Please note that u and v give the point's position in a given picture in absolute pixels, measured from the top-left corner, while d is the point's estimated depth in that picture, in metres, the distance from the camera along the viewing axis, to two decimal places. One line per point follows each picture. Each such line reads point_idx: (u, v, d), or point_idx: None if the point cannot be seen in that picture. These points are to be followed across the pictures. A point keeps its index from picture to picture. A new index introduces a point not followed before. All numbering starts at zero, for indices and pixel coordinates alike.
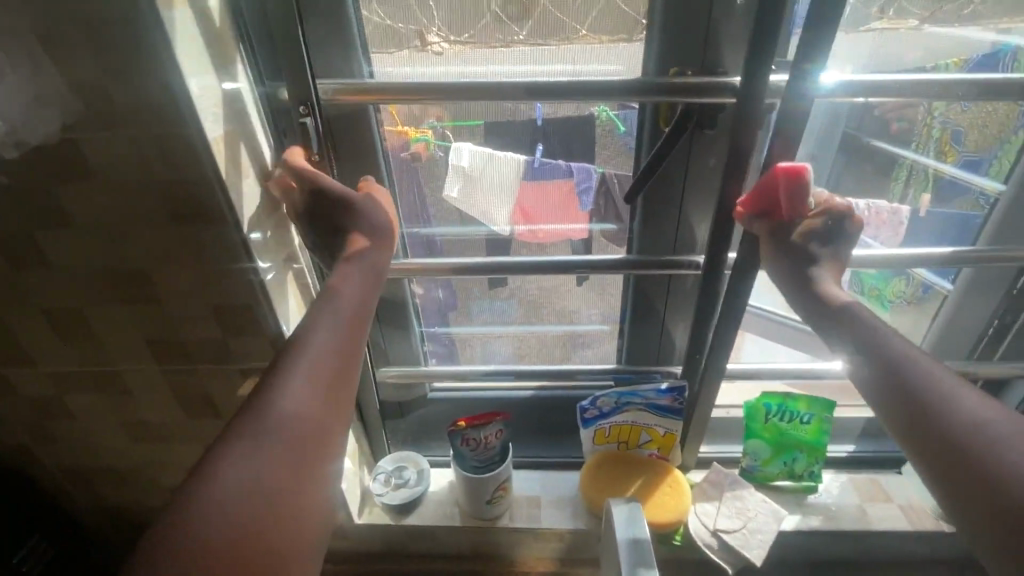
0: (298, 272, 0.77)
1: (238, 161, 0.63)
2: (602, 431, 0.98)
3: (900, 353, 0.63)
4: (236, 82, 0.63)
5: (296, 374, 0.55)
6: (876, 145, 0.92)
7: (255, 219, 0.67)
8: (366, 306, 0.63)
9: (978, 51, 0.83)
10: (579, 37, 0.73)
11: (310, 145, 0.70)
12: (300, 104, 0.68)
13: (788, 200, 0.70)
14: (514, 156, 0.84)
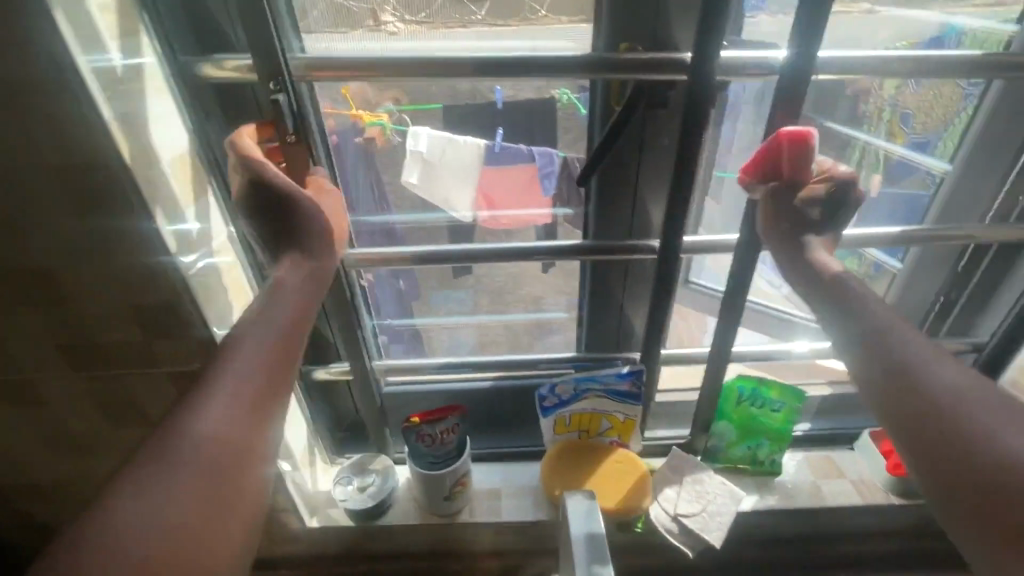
0: (229, 267, 0.71)
1: (146, 144, 0.57)
2: (563, 419, 0.96)
3: (880, 323, 0.62)
4: (140, 58, 0.57)
5: (223, 385, 0.50)
6: (832, 127, 0.95)
7: (171, 209, 0.60)
8: (306, 309, 0.59)
9: (925, 34, 0.84)
10: (540, 18, 0.72)
11: (282, 121, 0.62)
12: (268, 79, 0.61)
13: (790, 164, 0.66)
14: (475, 140, 0.82)
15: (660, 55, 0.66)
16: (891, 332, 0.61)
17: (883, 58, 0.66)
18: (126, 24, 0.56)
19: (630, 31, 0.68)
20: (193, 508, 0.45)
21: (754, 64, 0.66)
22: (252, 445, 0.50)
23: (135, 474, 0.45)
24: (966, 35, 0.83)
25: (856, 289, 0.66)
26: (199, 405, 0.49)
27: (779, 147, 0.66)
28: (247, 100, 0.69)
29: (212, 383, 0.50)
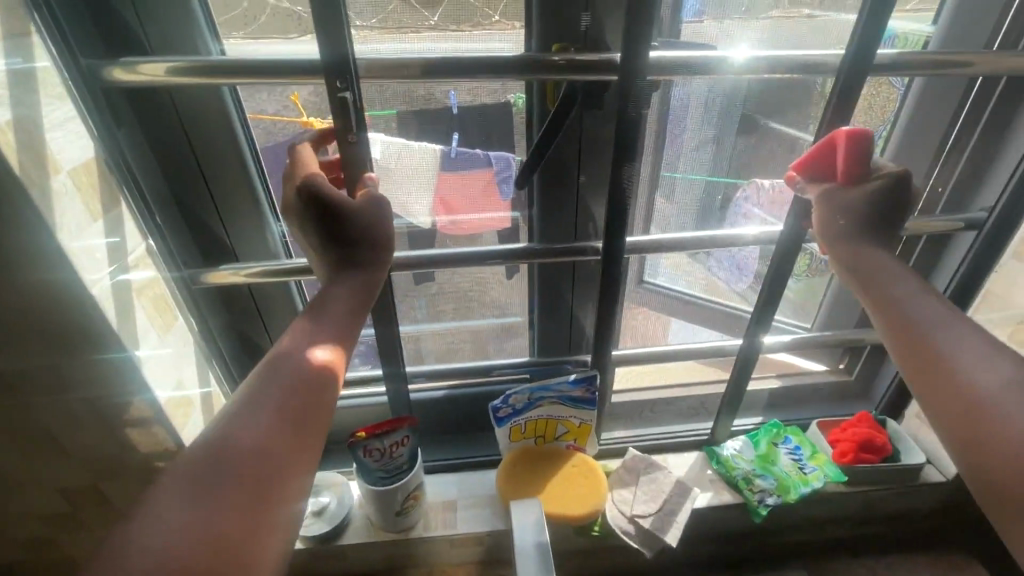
0: (147, 282, 0.67)
1: (43, 154, 0.53)
2: (518, 427, 0.95)
3: (908, 299, 0.61)
4: (31, 61, 0.53)
5: (271, 397, 0.50)
6: (770, 126, 0.89)
7: (76, 223, 0.56)
8: (353, 323, 0.58)
9: None
10: (492, 23, 0.70)
11: (348, 122, 0.63)
12: (336, 78, 0.60)
13: (845, 162, 0.68)
14: (430, 146, 0.78)
15: (594, 56, 0.65)
16: (919, 308, 0.60)
17: (803, 58, 0.69)
18: (14, 24, 0.52)
19: (562, 31, 0.68)
20: (229, 524, 0.42)
21: (683, 65, 0.67)
22: (297, 457, 0.49)
23: (173, 488, 0.43)
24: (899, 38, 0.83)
25: (890, 264, 0.65)
26: (245, 417, 0.48)
27: (835, 145, 0.68)
28: (160, 104, 0.65)
29: (261, 395, 0.50)
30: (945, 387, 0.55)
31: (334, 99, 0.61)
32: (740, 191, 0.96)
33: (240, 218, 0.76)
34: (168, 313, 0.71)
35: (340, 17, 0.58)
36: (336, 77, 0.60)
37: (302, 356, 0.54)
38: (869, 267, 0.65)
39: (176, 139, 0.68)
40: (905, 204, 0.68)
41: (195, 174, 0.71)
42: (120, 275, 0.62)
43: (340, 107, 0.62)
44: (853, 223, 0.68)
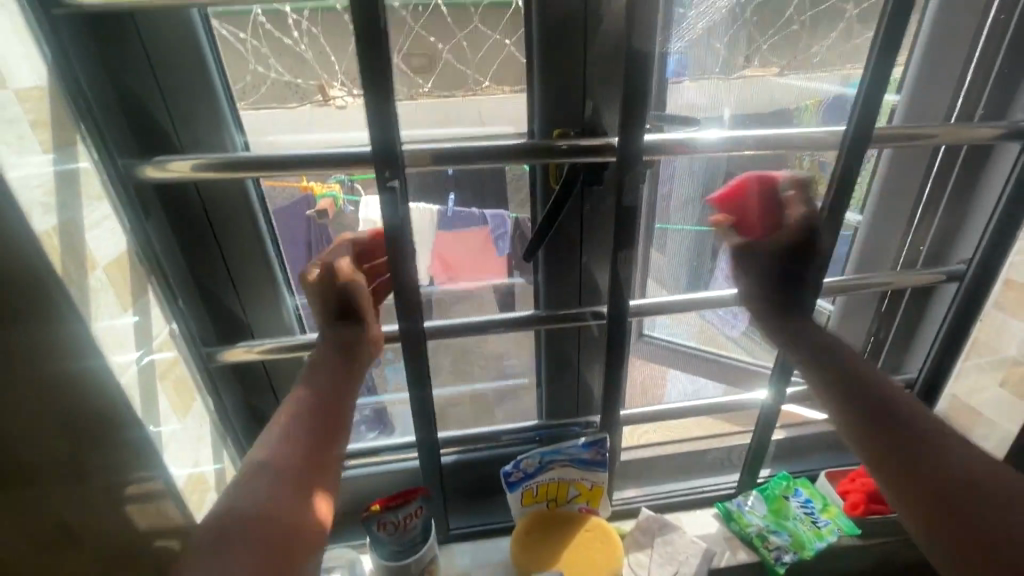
0: (166, 363, 0.69)
1: (82, 252, 0.55)
2: (530, 491, 0.95)
3: (860, 372, 0.70)
4: (75, 163, 0.57)
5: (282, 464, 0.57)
6: (753, 182, 0.91)
7: (107, 313, 0.58)
8: (344, 387, 0.67)
9: (829, 95, 0.87)
10: (483, 88, 0.77)
11: (393, 211, 0.67)
12: (387, 168, 0.65)
13: (755, 203, 0.83)
14: (426, 206, 0.84)
15: (603, 140, 0.71)
16: (868, 381, 0.68)
17: (786, 134, 0.75)
18: (61, 136, 0.55)
19: (562, 117, 0.73)
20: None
21: (676, 145, 0.72)
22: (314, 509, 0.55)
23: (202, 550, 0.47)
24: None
25: (834, 343, 0.75)
26: (259, 486, 0.54)
27: (748, 188, 0.83)
28: (187, 196, 0.69)
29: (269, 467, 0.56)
30: (911, 472, 0.59)
31: (382, 187, 0.66)
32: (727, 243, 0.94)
33: (257, 296, 0.79)
34: (185, 391, 0.72)
35: (391, 115, 0.63)
36: (386, 170, 0.64)
37: (301, 424, 0.61)
38: (800, 343, 0.76)
39: (200, 226, 0.72)
40: (826, 240, 0.78)
41: (214, 255, 0.74)
42: (145, 357, 0.64)
43: (388, 195, 0.66)
44: (766, 292, 0.82)
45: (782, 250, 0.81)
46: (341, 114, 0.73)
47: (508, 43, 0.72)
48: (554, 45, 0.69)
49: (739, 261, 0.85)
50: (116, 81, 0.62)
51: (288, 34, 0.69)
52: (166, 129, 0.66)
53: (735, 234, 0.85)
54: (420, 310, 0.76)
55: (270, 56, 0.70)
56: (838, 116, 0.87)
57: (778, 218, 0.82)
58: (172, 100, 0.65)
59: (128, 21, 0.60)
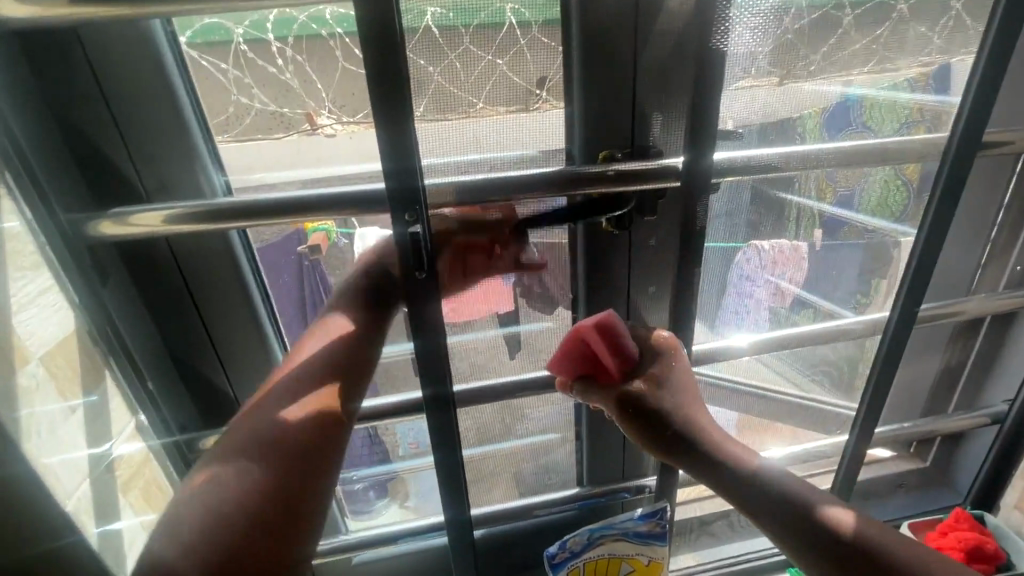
0: (130, 462, 0.55)
1: (9, 341, 0.42)
2: (575, 570, 0.80)
3: (758, 468, 0.58)
4: (1, 222, 0.44)
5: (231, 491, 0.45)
6: (780, 195, 0.67)
7: (46, 414, 0.44)
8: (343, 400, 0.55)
9: (835, 100, 0.64)
10: (479, 111, 0.55)
11: (418, 262, 0.55)
12: (406, 210, 0.54)
13: (609, 354, 0.62)
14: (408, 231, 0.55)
15: (649, 164, 0.60)
16: (779, 484, 0.57)
17: (860, 147, 0.66)
18: None
19: (607, 140, 0.62)
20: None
21: (752, 165, 0.63)
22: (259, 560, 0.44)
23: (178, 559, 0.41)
24: (866, 103, 0.65)
25: (714, 431, 0.61)
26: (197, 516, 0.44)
27: (583, 339, 0.64)
28: (155, 254, 0.56)
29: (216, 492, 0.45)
30: None
31: (402, 234, 0.54)
32: (741, 255, 0.68)
33: (248, 366, 0.66)
34: (152, 494, 0.58)
35: (410, 146, 0.52)
36: (407, 210, 0.53)
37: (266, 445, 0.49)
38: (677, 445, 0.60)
39: (172, 287, 0.58)
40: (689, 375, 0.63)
41: (191, 321, 0.61)
42: (102, 462, 0.50)
43: (410, 244, 0.55)
44: (641, 435, 0.62)
45: (653, 401, 0.61)
46: (331, 145, 0.60)
47: (499, 64, 0.55)
48: (601, 57, 0.58)
49: (629, 424, 0.62)
50: (55, 116, 0.49)
51: (271, 62, 0.57)
52: (124, 171, 0.53)
53: (594, 394, 0.64)
54: (447, 377, 0.63)
55: (247, 84, 0.58)
56: (841, 125, 0.65)
57: (643, 365, 0.63)
58: (132, 133, 0.52)
59: (72, 40, 0.47)
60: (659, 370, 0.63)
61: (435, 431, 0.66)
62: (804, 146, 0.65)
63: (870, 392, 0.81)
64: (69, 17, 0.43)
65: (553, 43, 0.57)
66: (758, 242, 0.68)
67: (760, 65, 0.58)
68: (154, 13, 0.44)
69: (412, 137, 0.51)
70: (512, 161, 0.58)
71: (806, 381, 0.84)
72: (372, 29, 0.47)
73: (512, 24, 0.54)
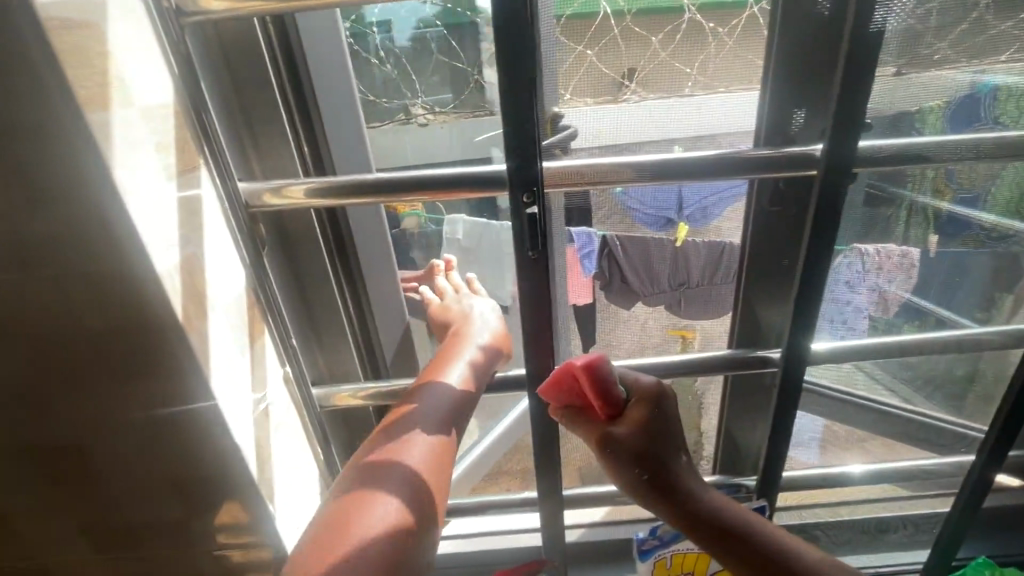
0: (279, 407, 0.61)
1: (204, 293, 0.48)
2: (663, 560, 0.80)
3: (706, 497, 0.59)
4: (199, 188, 0.50)
5: (376, 533, 0.47)
6: (895, 193, 0.63)
7: (228, 359, 0.51)
8: (454, 428, 0.60)
9: (955, 92, 0.58)
10: (564, 102, 0.58)
11: (528, 241, 0.57)
12: (525, 191, 0.56)
13: (596, 399, 0.60)
14: (522, 213, 0.56)
15: (782, 150, 0.57)
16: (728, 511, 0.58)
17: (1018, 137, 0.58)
18: (186, 157, 0.48)
19: (729, 132, 0.61)
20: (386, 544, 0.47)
21: (893, 154, 0.57)
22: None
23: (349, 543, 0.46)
24: (1000, 94, 0.58)
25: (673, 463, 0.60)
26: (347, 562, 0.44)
27: (575, 378, 0.60)
28: (305, 223, 0.63)
29: (360, 534, 0.47)
30: None
31: (520, 216, 0.56)
32: (842, 260, 0.66)
33: (376, 324, 0.72)
34: (296, 434, 0.65)
35: (532, 128, 0.53)
36: (527, 191, 0.55)
37: (386, 523, 0.48)
38: (627, 473, 0.59)
39: (315, 254, 0.65)
40: (676, 424, 0.62)
41: (331, 283, 0.67)
42: (262, 406, 0.56)
43: (526, 224, 0.57)
44: (599, 459, 0.61)
45: (635, 443, 0.59)
46: (424, 136, 0.65)
47: (590, 54, 0.57)
48: (694, 47, 0.58)
49: (607, 461, 0.60)
50: (240, 99, 0.57)
51: (373, 53, 0.59)
52: (290, 150, 0.60)
53: (575, 426, 0.63)
54: (551, 356, 0.65)
55: (366, 76, 0.61)
56: (966, 121, 0.59)
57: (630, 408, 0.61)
58: (302, 116, 0.60)
59: (253, 33, 0.54)
60: (640, 414, 0.60)
61: (539, 406, 0.69)
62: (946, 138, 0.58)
63: (1009, 414, 0.73)
64: (255, 9, 0.48)
65: (646, 34, 0.57)
66: (871, 245, 0.66)
67: (908, 43, 0.54)
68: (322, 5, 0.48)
69: (535, 117, 0.53)
70: (616, 144, 0.60)
71: (906, 389, 0.79)
72: (510, 22, 0.48)
73: (608, 14, 0.55)
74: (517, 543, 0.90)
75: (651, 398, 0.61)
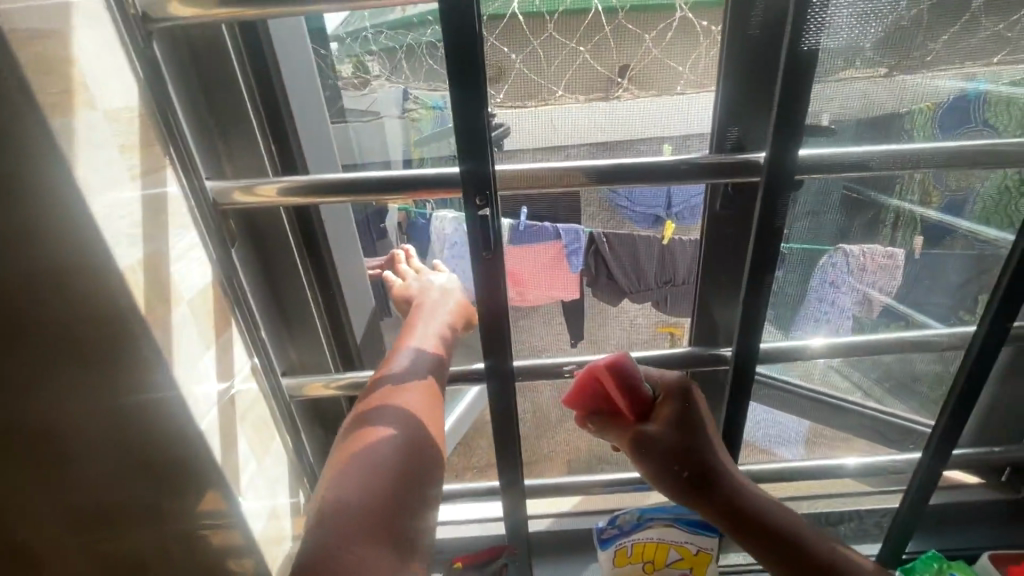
0: (247, 396, 0.64)
1: (167, 287, 0.51)
2: (623, 550, 0.83)
3: (731, 483, 0.64)
4: (165, 188, 0.52)
5: (377, 461, 0.54)
6: (877, 197, 0.65)
7: (190, 349, 0.54)
8: (437, 373, 0.66)
9: (948, 96, 0.60)
10: (556, 99, 0.61)
11: (484, 241, 0.60)
12: (477, 194, 0.58)
13: (622, 398, 0.65)
14: (475, 215, 0.59)
15: (730, 156, 0.60)
16: (751, 495, 0.64)
17: (958, 147, 0.60)
18: (151, 159, 0.51)
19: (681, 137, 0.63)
20: (385, 468, 0.54)
21: (838, 162, 0.59)
22: (410, 501, 0.53)
23: (345, 474, 0.53)
24: (992, 98, 0.60)
25: (700, 451, 0.64)
26: (350, 482, 0.52)
27: (600, 382, 0.65)
28: (272, 218, 0.65)
29: (361, 462, 0.54)
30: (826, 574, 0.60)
31: (473, 218, 0.59)
32: (829, 259, 0.69)
33: (345, 315, 0.75)
34: (266, 420, 0.69)
35: (483, 134, 0.55)
36: (478, 195, 0.57)
37: (381, 454, 0.55)
38: (667, 468, 0.64)
39: (284, 250, 0.67)
40: (706, 416, 0.67)
41: (302, 275, 0.70)
42: (226, 394, 0.59)
43: (478, 225, 0.59)
44: (636, 457, 0.65)
45: (672, 439, 0.64)
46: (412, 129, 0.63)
47: (581, 51, 0.59)
48: (689, 44, 0.59)
49: (641, 460, 0.65)
50: (208, 100, 0.59)
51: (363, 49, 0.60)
52: (259, 148, 0.62)
53: (608, 431, 0.67)
54: (506, 352, 0.67)
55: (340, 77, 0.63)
56: (956, 124, 0.61)
57: (659, 407, 0.66)
58: (273, 116, 0.62)
59: (224, 37, 0.56)
60: (670, 411, 0.65)
61: (498, 398, 0.72)
62: (894, 147, 0.60)
63: (952, 412, 0.76)
64: (224, 15, 0.50)
65: (639, 31, 0.57)
66: (854, 247, 0.69)
67: (864, 52, 0.56)
68: (287, 12, 0.51)
69: (484, 121, 0.55)
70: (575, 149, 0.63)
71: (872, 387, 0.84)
72: (460, 31, 0.50)
73: (599, 10, 0.56)
74: (485, 531, 0.94)
75: (680, 397, 0.65)
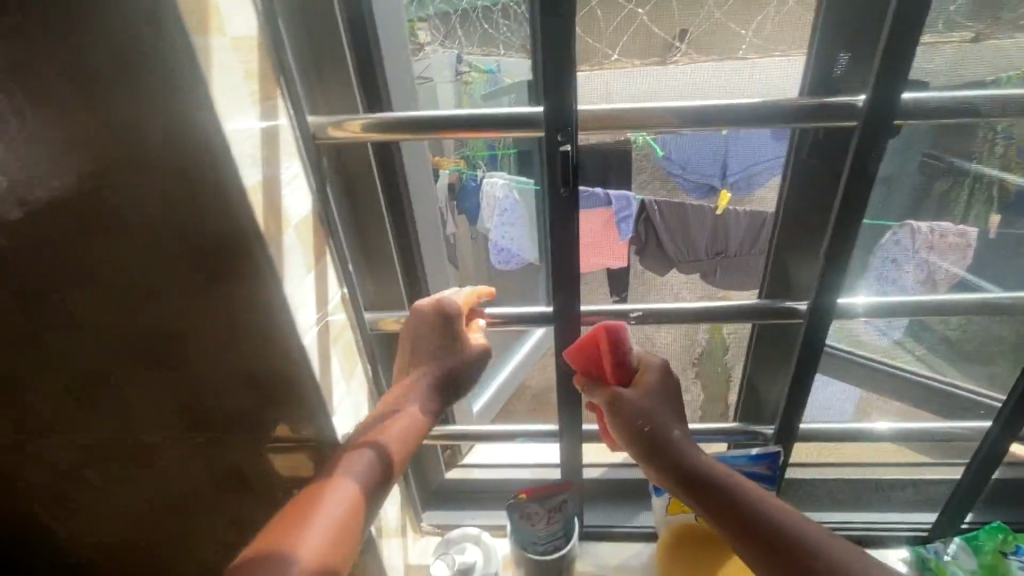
0: (338, 324, 0.68)
1: (279, 210, 0.54)
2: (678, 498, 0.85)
3: (694, 454, 0.63)
4: (277, 118, 0.55)
5: (341, 495, 0.58)
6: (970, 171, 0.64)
7: (296, 271, 0.57)
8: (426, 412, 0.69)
9: None
10: (610, 63, 0.62)
11: (562, 177, 0.61)
12: (558, 130, 0.59)
13: (613, 360, 0.67)
14: (556, 150, 0.60)
15: (826, 99, 0.58)
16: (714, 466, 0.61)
17: None
18: (266, 89, 0.54)
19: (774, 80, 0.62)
20: (342, 506, 0.58)
21: (943, 107, 0.57)
22: (355, 534, 0.57)
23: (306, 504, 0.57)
24: None
25: (667, 424, 0.65)
26: (318, 514, 0.56)
27: (597, 343, 0.68)
28: (362, 155, 0.68)
29: (328, 496, 0.58)
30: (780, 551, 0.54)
31: (553, 154, 0.60)
32: (892, 237, 0.69)
33: (423, 255, 0.78)
34: (352, 349, 0.73)
35: (569, 67, 0.56)
36: (560, 131, 0.58)
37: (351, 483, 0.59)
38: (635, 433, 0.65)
39: (371, 188, 0.70)
40: (677, 397, 0.69)
41: (387, 213, 0.73)
42: (324, 319, 0.64)
43: (557, 160, 0.60)
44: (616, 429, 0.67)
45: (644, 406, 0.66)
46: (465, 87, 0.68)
47: (640, 13, 0.61)
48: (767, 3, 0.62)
49: (616, 425, 0.67)
50: (310, 39, 0.62)
51: None
52: (354, 85, 0.64)
53: (595, 391, 0.70)
54: (574, 288, 0.69)
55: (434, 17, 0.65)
56: None
57: (640, 375, 0.69)
58: (367, 55, 0.63)
59: None
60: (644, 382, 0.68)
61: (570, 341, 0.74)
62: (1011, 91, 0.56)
63: None
64: None
65: None
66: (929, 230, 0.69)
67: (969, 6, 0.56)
68: None
69: (570, 51, 0.55)
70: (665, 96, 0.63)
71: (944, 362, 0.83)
72: None
73: None
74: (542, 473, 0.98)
75: (661, 372, 0.69)
